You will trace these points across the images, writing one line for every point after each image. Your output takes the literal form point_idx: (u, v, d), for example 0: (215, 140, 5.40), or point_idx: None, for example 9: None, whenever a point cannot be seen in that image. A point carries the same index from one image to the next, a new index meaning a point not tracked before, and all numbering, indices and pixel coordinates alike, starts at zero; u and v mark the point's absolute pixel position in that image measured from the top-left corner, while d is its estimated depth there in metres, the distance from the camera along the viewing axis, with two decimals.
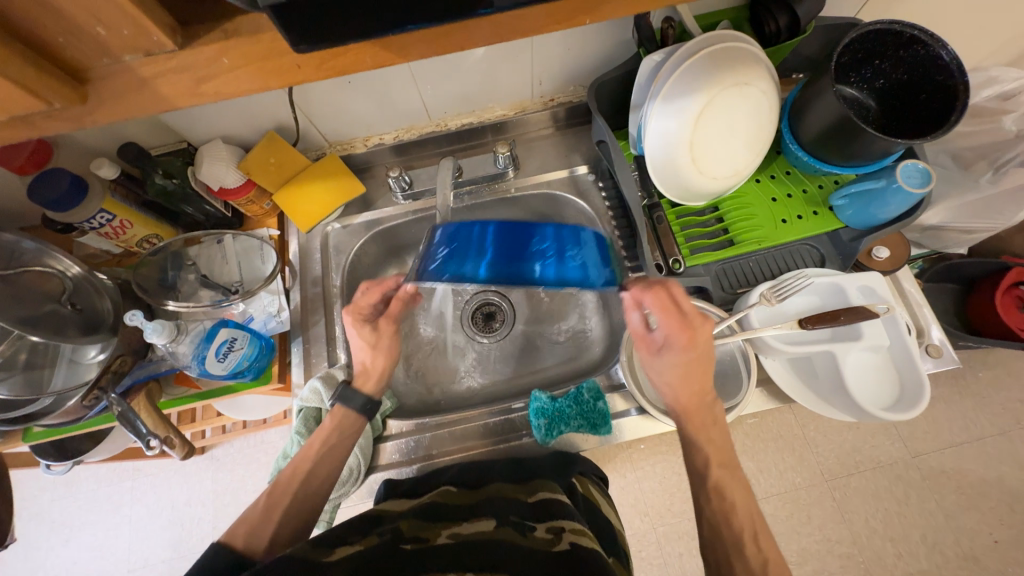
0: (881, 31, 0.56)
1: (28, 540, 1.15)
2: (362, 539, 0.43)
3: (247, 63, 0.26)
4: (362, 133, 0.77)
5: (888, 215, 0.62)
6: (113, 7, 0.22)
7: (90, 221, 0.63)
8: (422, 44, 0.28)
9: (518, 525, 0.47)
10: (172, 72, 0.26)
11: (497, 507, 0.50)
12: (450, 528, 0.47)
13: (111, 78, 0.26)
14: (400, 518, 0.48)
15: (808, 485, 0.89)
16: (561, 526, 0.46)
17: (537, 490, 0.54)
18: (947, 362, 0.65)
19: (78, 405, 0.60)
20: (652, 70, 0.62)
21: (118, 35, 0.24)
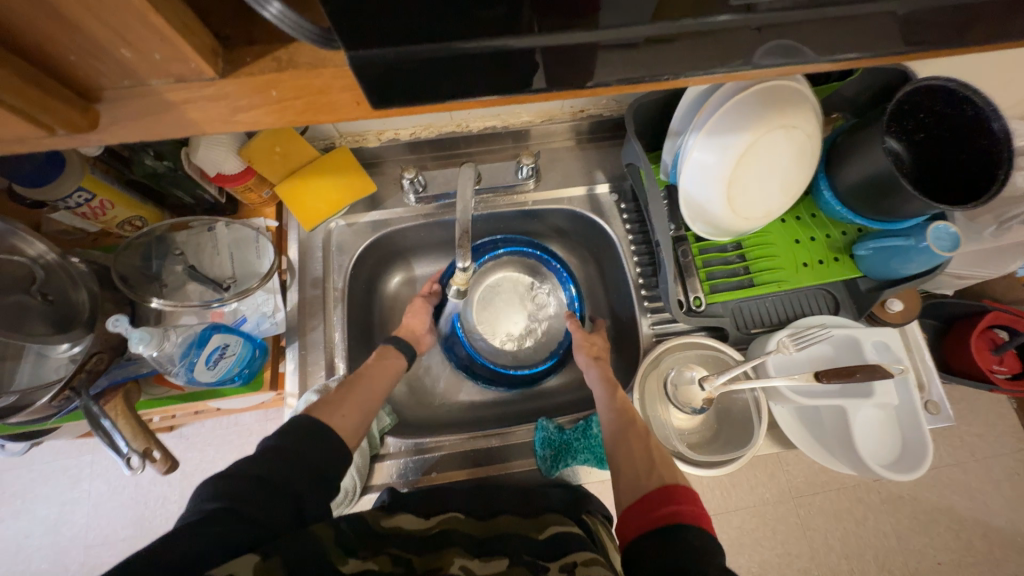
0: (935, 86, 0.55)
1: None
2: (375, 557, 0.42)
3: (299, 95, 0.27)
4: (376, 126, 0.71)
5: (909, 271, 0.62)
6: (152, 33, 0.22)
7: (66, 200, 0.56)
8: (475, 79, 0.27)
9: (532, 567, 0.42)
10: (204, 99, 0.26)
11: (508, 543, 0.46)
12: (462, 559, 0.43)
13: (129, 99, 0.26)
14: (406, 549, 0.45)
15: (775, 501, 0.86)
16: (572, 560, 0.42)
17: (549, 524, 0.49)
18: (942, 419, 0.66)
19: (48, 405, 0.54)
20: (696, 100, 0.59)
21: (148, 58, 0.24)
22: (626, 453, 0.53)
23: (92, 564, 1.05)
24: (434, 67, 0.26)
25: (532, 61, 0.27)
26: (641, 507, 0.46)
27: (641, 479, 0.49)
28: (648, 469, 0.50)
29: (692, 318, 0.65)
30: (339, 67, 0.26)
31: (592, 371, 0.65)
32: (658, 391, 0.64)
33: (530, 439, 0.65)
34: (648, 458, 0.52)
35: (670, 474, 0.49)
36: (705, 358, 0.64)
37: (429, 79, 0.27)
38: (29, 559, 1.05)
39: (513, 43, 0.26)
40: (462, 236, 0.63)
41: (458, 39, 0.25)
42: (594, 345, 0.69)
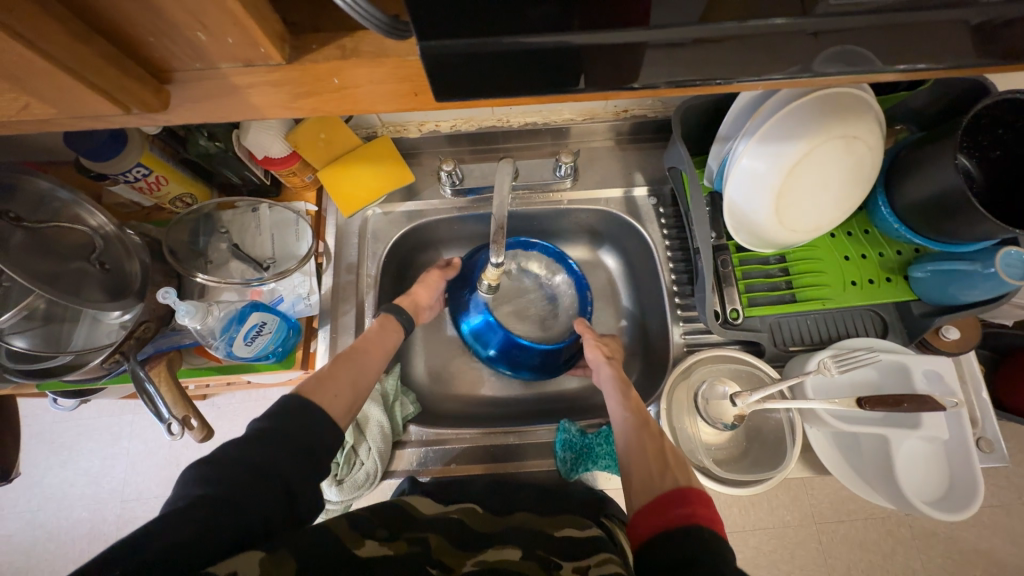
0: (1021, 100, 0.51)
1: (26, 458, 1.16)
2: (390, 541, 0.42)
3: (359, 84, 0.27)
4: (418, 117, 0.71)
5: (971, 298, 0.58)
6: (227, 18, 0.23)
7: (126, 174, 0.59)
8: (534, 75, 0.27)
9: (545, 561, 0.41)
10: (268, 85, 0.27)
11: (523, 536, 0.46)
12: (476, 556, 0.42)
13: (197, 81, 0.27)
14: (431, 529, 0.46)
15: (798, 526, 0.82)
16: (586, 564, 0.41)
17: (563, 524, 0.48)
18: (996, 460, 0.62)
19: (99, 366, 0.58)
20: (749, 104, 0.57)
21: (221, 42, 0.24)
22: (637, 452, 0.53)
23: (126, 517, 1.12)
24: (495, 62, 0.26)
25: (592, 58, 0.27)
26: (653, 505, 0.46)
27: (655, 480, 0.48)
28: (661, 469, 0.49)
29: (727, 330, 0.63)
30: (401, 58, 0.26)
31: (605, 370, 0.64)
32: (686, 403, 0.62)
33: (550, 440, 0.64)
34: (661, 459, 0.51)
35: (684, 475, 0.49)
36: (739, 373, 0.62)
37: (488, 73, 0.26)
38: (72, 507, 1.13)
39: (576, 39, 0.26)
40: (496, 231, 0.63)
41: (522, 34, 0.25)
42: (613, 348, 0.68)
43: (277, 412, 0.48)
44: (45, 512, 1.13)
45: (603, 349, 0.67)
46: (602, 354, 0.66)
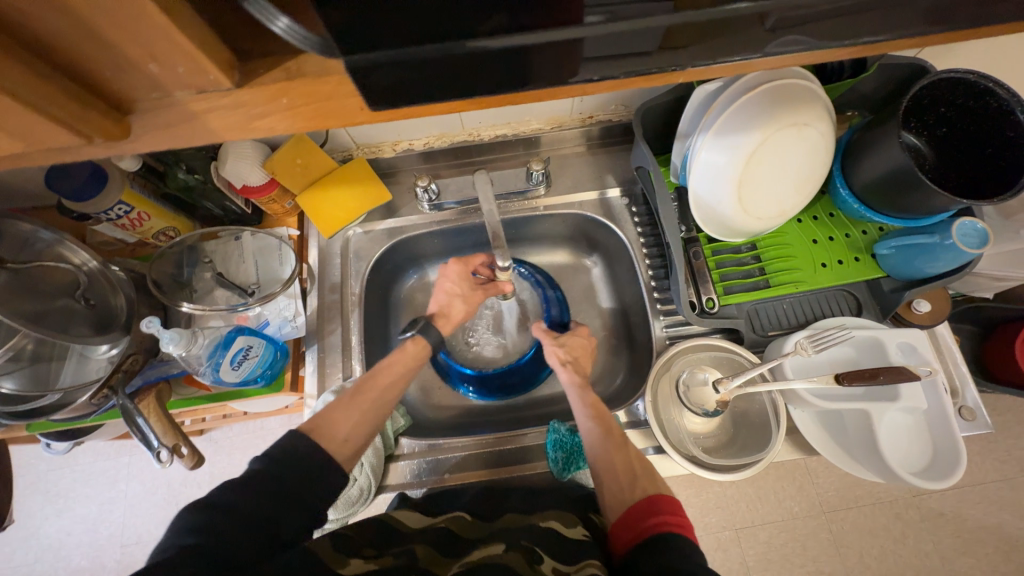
0: (954, 80, 0.54)
1: (21, 510, 1.14)
2: (377, 557, 0.43)
3: (306, 102, 0.29)
4: (392, 137, 0.74)
5: (935, 270, 0.59)
6: (173, 47, 0.24)
7: (108, 212, 0.61)
8: (470, 78, 0.29)
9: (528, 554, 0.44)
10: (222, 108, 0.28)
11: (509, 534, 0.47)
12: (462, 558, 0.45)
13: (154, 109, 0.28)
14: (418, 541, 0.47)
15: (805, 516, 0.82)
16: (568, 570, 0.42)
17: (550, 517, 0.50)
18: (980, 426, 0.63)
19: (87, 402, 0.59)
20: (704, 100, 0.59)
21: (172, 71, 0.26)
22: (608, 466, 0.53)
23: (127, 562, 1.10)
24: (430, 68, 0.28)
25: (526, 60, 0.29)
26: (628, 524, 0.46)
27: (623, 489, 0.50)
28: (631, 482, 0.50)
29: (705, 320, 0.64)
30: (343, 75, 0.28)
31: (563, 375, 0.64)
32: (669, 396, 0.63)
33: (542, 441, 0.65)
34: (630, 470, 0.52)
35: (653, 484, 0.50)
36: (721, 362, 0.63)
37: (428, 79, 0.28)
38: (70, 556, 1.11)
39: (506, 43, 0.27)
40: (495, 238, 0.64)
41: (452, 42, 0.26)
42: (577, 348, 0.68)
43: (278, 454, 0.47)
44: (43, 563, 1.11)
45: (564, 349, 0.67)
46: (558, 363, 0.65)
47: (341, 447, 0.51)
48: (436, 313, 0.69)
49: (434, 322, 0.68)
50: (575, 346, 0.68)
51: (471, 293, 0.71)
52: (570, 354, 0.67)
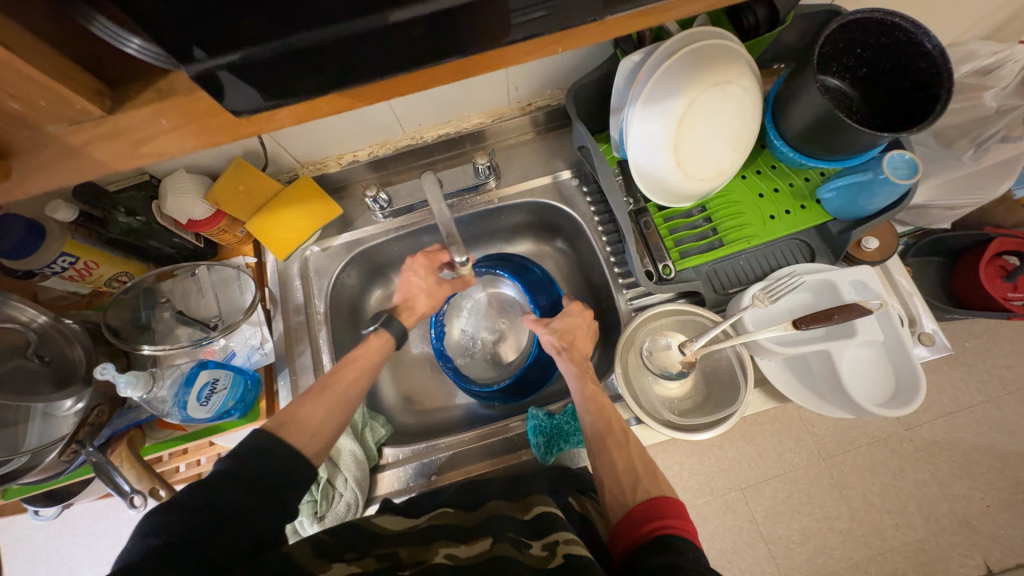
0: (862, 20, 0.55)
1: None
2: (359, 561, 0.43)
3: (188, 120, 0.29)
4: (334, 151, 0.74)
5: (875, 206, 0.61)
6: (28, 82, 0.25)
7: (51, 266, 0.59)
8: (346, 69, 0.29)
9: (516, 540, 0.45)
10: (102, 138, 0.29)
11: (495, 523, 0.48)
12: (448, 546, 0.45)
13: (34, 148, 0.29)
14: (401, 543, 0.47)
15: (805, 465, 0.83)
16: (555, 539, 0.44)
17: (534, 504, 0.51)
18: (939, 349, 0.65)
19: (57, 460, 0.58)
20: (631, 72, 0.60)
21: (35, 106, 0.26)
22: (610, 468, 0.53)
23: None
24: (299, 63, 0.27)
25: (399, 43, 0.28)
26: (628, 524, 0.46)
27: (625, 493, 0.50)
28: (632, 485, 0.50)
29: (664, 286, 0.65)
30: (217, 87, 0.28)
31: (562, 361, 0.64)
32: (640, 367, 0.64)
33: (524, 428, 0.66)
34: (632, 474, 0.51)
35: (655, 486, 0.49)
36: (684, 323, 0.65)
37: (300, 73, 0.28)
38: None
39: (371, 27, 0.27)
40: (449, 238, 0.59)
41: (309, 31, 0.26)
42: (572, 332, 0.67)
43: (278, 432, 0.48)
44: None
45: (560, 334, 0.66)
46: (564, 355, 0.64)
47: (308, 444, 0.52)
48: (400, 306, 0.67)
49: (397, 315, 0.66)
50: (571, 326, 0.67)
51: (437, 287, 0.68)
52: (565, 339, 0.66)
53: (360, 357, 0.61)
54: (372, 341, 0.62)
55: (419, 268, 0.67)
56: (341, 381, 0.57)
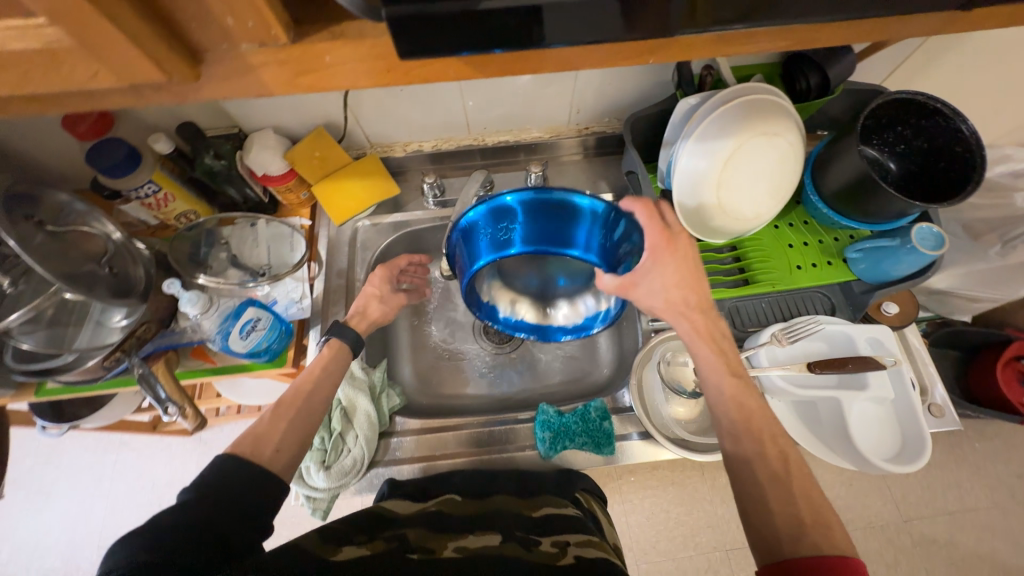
0: (903, 101, 0.61)
1: (32, 493, 1.22)
2: (369, 542, 0.45)
3: None
4: (403, 138, 0.80)
5: (899, 272, 0.64)
6: None
7: (137, 190, 0.66)
8: None
9: (525, 540, 0.49)
10: None
11: (502, 521, 0.53)
12: (456, 540, 0.48)
13: None
14: (407, 526, 0.50)
15: None
16: (565, 540, 0.50)
17: (543, 505, 0.57)
18: (948, 423, 0.66)
19: (98, 366, 0.62)
20: (686, 112, 0.66)
21: None
22: (762, 508, 0.44)
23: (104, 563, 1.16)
24: None
25: None
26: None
27: (778, 541, 0.42)
28: (794, 533, 0.42)
29: None
30: None
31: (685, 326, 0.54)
32: (653, 378, 0.68)
33: (531, 423, 0.68)
34: (793, 519, 0.43)
35: (827, 537, 0.41)
36: None
37: None
38: (46, 554, 1.17)
39: None
40: None
41: None
42: (687, 286, 0.54)
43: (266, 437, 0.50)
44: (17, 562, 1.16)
45: (679, 294, 0.54)
46: (703, 341, 0.53)
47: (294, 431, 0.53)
48: (351, 313, 0.68)
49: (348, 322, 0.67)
50: (677, 276, 0.54)
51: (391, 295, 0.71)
52: (679, 290, 0.54)
53: (312, 366, 0.61)
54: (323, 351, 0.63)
55: (376, 277, 0.71)
56: (293, 390, 0.57)
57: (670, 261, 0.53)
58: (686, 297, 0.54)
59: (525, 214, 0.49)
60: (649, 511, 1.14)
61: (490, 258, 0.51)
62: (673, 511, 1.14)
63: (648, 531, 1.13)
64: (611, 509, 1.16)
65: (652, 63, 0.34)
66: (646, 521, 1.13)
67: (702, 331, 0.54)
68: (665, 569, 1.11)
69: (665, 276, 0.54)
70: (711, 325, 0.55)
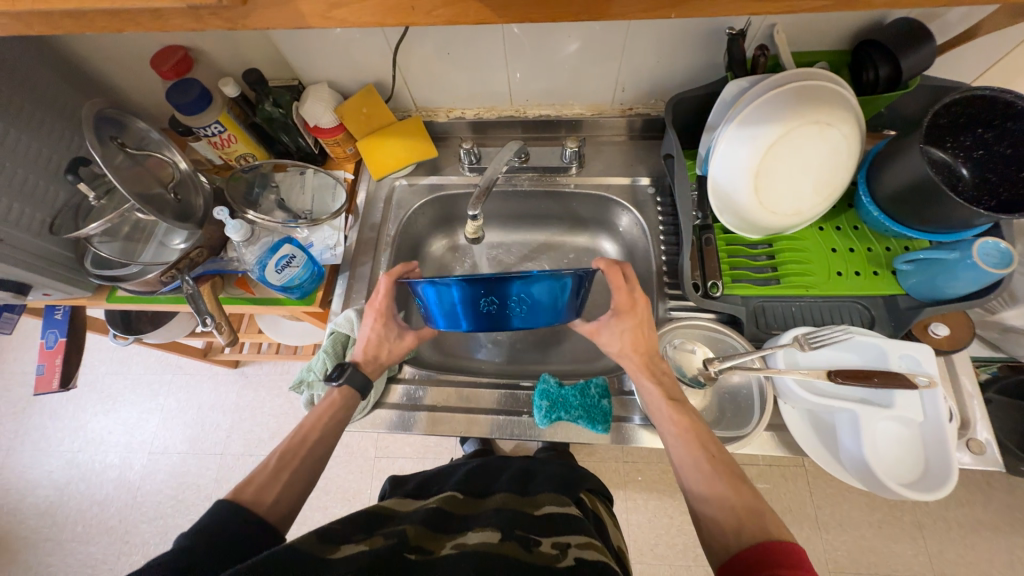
0: (987, 99, 0.54)
1: (103, 396, 1.40)
2: (366, 540, 0.45)
3: None
4: (447, 104, 0.83)
5: (955, 290, 0.58)
6: None
7: (206, 129, 0.72)
8: None
9: (524, 539, 0.47)
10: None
11: (513, 517, 0.51)
12: (454, 539, 0.47)
13: None
14: (408, 523, 0.50)
15: None
16: (566, 542, 0.47)
17: (545, 504, 0.55)
18: (987, 462, 0.59)
19: (157, 280, 0.69)
20: (734, 95, 0.63)
21: None
22: (709, 513, 0.47)
23: (152, 467, 1.31)
24: None
25: None
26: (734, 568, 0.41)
27: (727, 538, 0.44)
28: (735, 526, 0.45)
29: (706, 301, 0.65)
30: None
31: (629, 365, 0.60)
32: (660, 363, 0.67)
33: (532, 391, 0.70)
34: (733, 515, 0.46)
35: (762, 527, 0.44)
36: (713, 339, 0.67)
37: None
38: (106, 453, 1.34)
39: None
40: (482, 191, 0.71)
41: None
42: (638, 339, 0.60)
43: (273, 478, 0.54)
44: (84, 453, 1.34)
45: (631, 339, 0.60)
46: (642, 372, 0.59)
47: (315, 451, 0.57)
48: (363, 358, 0.64)
49: (360, 365, 0.64)
50: (630, 337, 0.60)
51: (396, 335, 0.66)
52: (630, 343, 0.60)
53: (321, 410, 0.61)
54: (332, 394, 0.62)
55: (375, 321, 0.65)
56: (298, 438, 0.58)
57: (624, 320, 0.60)
58: (637, 343, 0.60)
59: (498, 297, 0.50)
60: (651, 512, 1.14)
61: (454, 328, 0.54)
62: (677, 517, 1.14)
63: (647, 532, 1.12)
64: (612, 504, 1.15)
65: (678, 17, 0.33)
66: (647, 521, 1.13)
67: (647, 368, 0.59)
68: (659, 573, 1.09)
69: (619, 331, 0.61)
70: (652, 357, 0.60)
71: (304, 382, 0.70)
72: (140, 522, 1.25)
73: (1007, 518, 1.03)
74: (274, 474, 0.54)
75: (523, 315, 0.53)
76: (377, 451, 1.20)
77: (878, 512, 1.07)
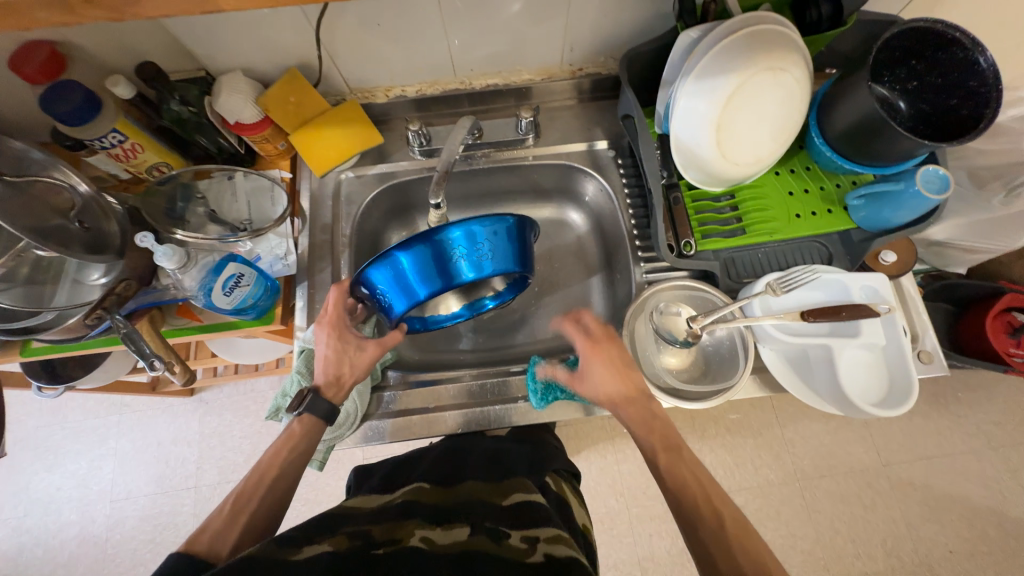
0: (921, 30, 0.56)
1: (41, 452, 1.25)
2: (331, 538, 0.42)
3: None
4: (384, 82, 0.75)
5: (899, 220, 0.63)
6: None
7: (102, 140, 0.61)
8: None
9: (493, 533, 0.46)
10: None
11: (472, 512, 0.50)
12: (423, 528, 0.46)
13: None
14: (374, 521, 0.47)
15: None
16: (535, 535, 0.46)
17: (512, 492, 0.55)
18: (936, 368, 0.66)
19: (80, 323, 0.60)
20: (686, 47, 0.61)
21: None
22: (700, 540, 0.49)
23: (117, 516, 1.20)
24: None
25: None
26: None
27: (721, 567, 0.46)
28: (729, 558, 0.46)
29: (682, 261, 0.66)
30: None
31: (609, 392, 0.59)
32: (647, 328, 0.68)
33: (523, 374, 0.69)
34: (723, 543, 0.48)
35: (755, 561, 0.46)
36: (693, 298, 0.69)
37: None
38: (59, 511, 1.21)
39: None
40: (441, 176, 0.66)
41: None
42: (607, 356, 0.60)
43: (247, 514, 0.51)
44: (33, 517, 1.20)
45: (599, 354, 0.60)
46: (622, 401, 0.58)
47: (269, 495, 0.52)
48: (324, 381, 0.59)
49: (322, 391, 0.59)
50: (600, 361, 0.59)
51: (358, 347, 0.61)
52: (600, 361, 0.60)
53: (278, 442, 0.57)
54: (292, 425, 0.58)
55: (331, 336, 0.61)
56: (253, 481, 0.53)
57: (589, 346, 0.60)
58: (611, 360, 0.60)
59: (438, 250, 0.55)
60: (641, 460, 1.20)
61: (415, 301, 0.58)
62: None
63: (639, 479, 1.19)
64: (604, 459, 1.20)
65: None
66: (638, 469, 1.19)
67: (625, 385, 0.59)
68: (654, 512, 1.16)
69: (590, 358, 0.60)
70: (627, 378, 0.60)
71: (282, 409, 0.65)
72: (116, 574, 1.16)
73: (936, 405, 1.18)
74: (228, 521, 0.49)
75: (470, 266, 0.57)
76: (363, 454, 1.16)
77: (835, 421, 1.19)
